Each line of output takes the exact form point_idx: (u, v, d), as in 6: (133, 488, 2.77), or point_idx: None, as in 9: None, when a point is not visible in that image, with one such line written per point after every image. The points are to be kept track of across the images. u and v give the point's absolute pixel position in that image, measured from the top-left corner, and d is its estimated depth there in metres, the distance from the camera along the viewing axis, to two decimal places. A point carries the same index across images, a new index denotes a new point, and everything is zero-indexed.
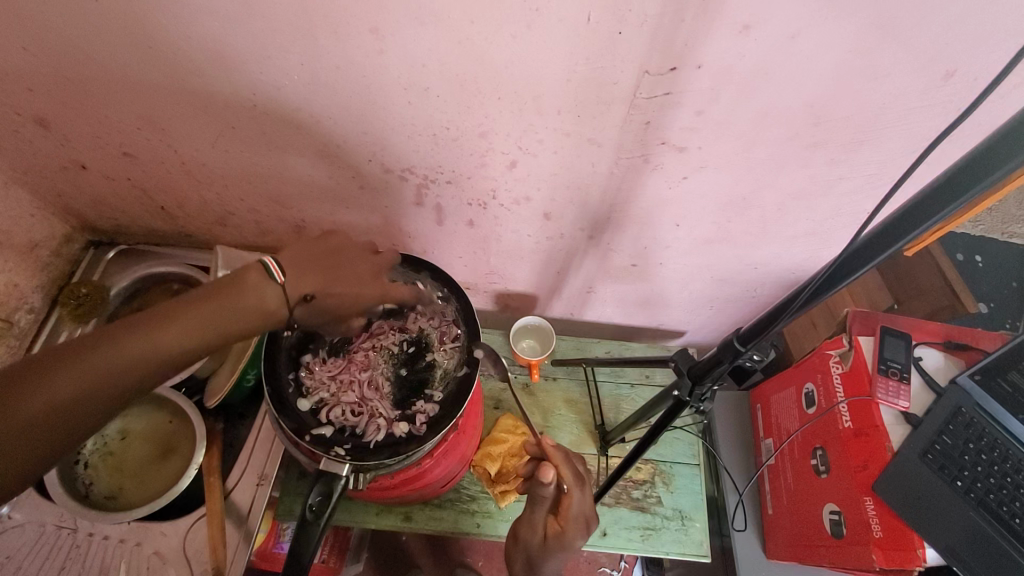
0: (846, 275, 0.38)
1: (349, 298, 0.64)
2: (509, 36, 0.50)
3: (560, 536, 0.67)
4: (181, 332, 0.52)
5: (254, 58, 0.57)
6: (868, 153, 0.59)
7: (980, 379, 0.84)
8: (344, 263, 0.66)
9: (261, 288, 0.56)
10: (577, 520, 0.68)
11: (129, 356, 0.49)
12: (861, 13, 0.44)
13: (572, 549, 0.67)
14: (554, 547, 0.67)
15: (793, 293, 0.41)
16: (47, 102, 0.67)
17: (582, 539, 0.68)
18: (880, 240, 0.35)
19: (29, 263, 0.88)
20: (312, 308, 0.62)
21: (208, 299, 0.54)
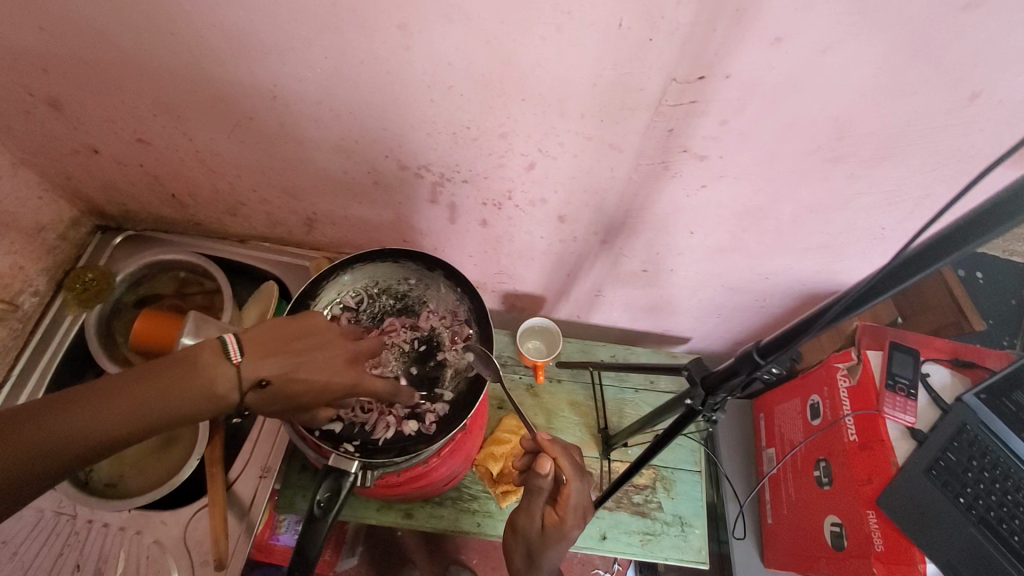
0: (879, 293, 0.38)
1: (310, 386, 0.55)
2: (537, 38, 0.50)
3: (560, 527, 0.68)
4: (117, 412, 0.48)
5: (278, 49, 0.56)
6: (888, 169, 0.59)
7: (986, 398, 0.85)
8: (315, 348, 0.57)
9: (212, 371, 0.51)
10: (576, 511, 0.68)
11: (63, 435, 0.47)
12: (895, 31, 0.44)
13: (571, 539, 0.68)
14: (553, 538, 0.68)
15: (826, 305, 0.41)
16: (63, 84, 0.67)
17: (580, 529, 0.69)
18: (925, 257, 0.34)
19: (35, 246, 0.87)
20: (266, 396, 0.53)
21: (151, 377, 0.50)
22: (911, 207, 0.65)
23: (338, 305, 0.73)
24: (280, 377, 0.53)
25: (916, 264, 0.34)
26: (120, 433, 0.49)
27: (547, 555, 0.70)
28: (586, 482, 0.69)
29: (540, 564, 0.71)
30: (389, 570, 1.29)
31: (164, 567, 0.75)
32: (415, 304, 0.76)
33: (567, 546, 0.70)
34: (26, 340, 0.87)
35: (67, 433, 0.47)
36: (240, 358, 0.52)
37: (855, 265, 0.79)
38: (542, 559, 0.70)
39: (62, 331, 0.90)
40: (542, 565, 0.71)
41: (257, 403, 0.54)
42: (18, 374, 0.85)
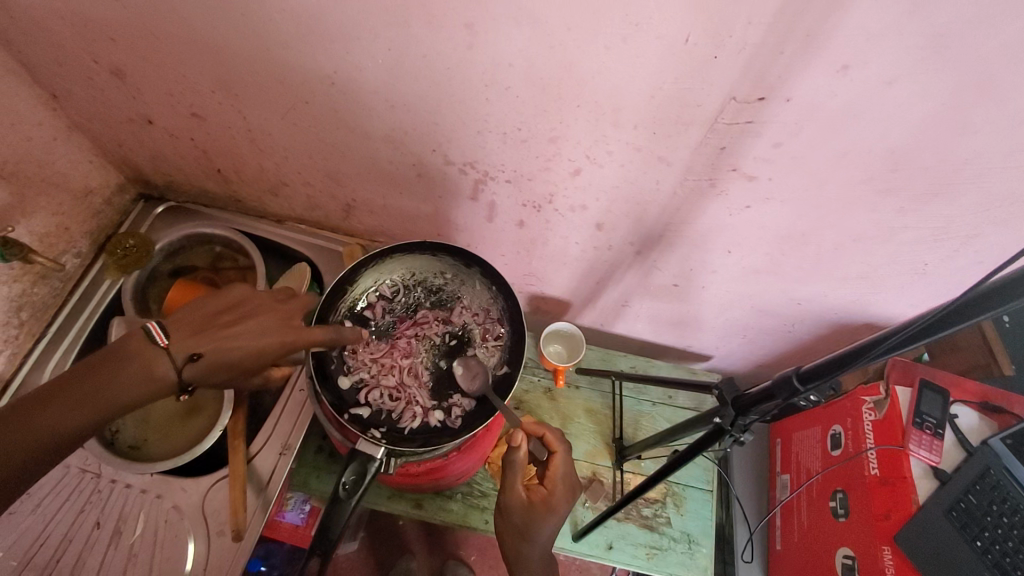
0: (946, 327, 0.38)
1: (240, 348, 0.60)
2: (602, 47, 0.50)
3: (546, 500, 0.66)
4: (64, 408, 0.55)
5: (343, 37, 0.57)
6: (939, 206, 0.59)
7: (1011, 443, 0.84)
8: (239, 318, 0.62)
9: (148, 361, 0.57)
10: (562, 486, 0.67)
11: (22, 435, 0.53)
12: (966, 69, 0.44)
13: (558, 512, 0.66)
14: (541, 511, 0.66)
15: (883, 335, 0.42)
16: (128, 55, 0.68)
17: (566, 504, 0.67)
18: (1001, 293, 0.35)
19: (81, 208, 0.89)
20: (200, 368, 0.58)
21: (87, 374, 0.56)
22: (957, 246, 0.65)
23: (374, 293, 0.75)
24: (206, 348, 0.59)
25: (992, 299, 0.35)
26: (73, 426, 0.55)
27: (538, 532, 0.66)
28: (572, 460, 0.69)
29: (533, 545, 0.67)
30: (388, 559, 1.29)
31: (181, 532, 0.77)
32: (449, 298, 0.77)
33: (556, 523, 0.67)
34: (64, 300, 0.89)
35: (21, 434, 0.53)
36: (167, 341, 0.58)
37: (890, 299, 0.78)
38: (535, 537, 0.66)
39: (100, 294, 0.91)
40: (533, 548, 0.67)
41: (196, 376, 0.59)
42: (55, 332, 0.87)
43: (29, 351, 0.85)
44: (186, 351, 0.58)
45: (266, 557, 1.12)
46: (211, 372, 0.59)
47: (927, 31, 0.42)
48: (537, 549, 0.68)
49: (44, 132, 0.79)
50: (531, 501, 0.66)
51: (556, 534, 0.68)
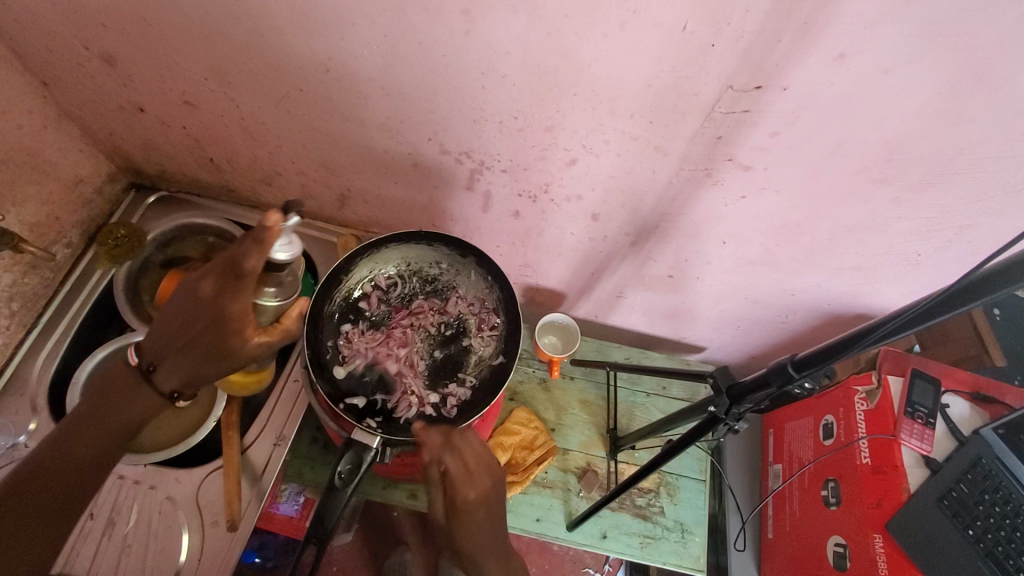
0: (949, 309, 0.38)
1: (195, 347, 0.58)
2: (599, 34, 0.50)
3: (457, 504, 0.60)
4: (84, 433, 0.61)
5: (337, 23, 0.57)
6: (933, 196, 0.59)
7: (1004, 433, 0.85)
8: (185, 319, 0.58)
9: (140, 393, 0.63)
10: (467, 475, 0.61)
11: (62, 461, 0.60)
12: (964, 56, 0.44)
13: (473, 507, 0.60)
14: (459, 518, 0.60)
15: (877, 321, 0.42)
16: (118, 40, 0.67)
17: (480, 491, 0.60)
18: (989, 282, 0.35)
19: (73, 197, 0.88)
20: (181, 375, 0.62)
21: (88, 420, 0.62)
22: (950, 236, 0.65)
23: (369, 283, 0.76)
24: (173, 357, 0.61)
25: (985, 287, 0.35)
26: (97, 442, 0.62)
27: (463, 536, 0.60)
28: (472, 437, 0.64)
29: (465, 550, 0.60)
30: (383, 550, 1.30)
31: (175, 523, 0.76)
32: (444, 288, 0.78)
33: (485, 518, 0.61)
34: (55, 291, 0.88)
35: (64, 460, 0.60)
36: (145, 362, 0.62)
37: (883, 290, 0.79)
38: (464, 544, 0.60)
39: (91, 285, 0.89)
40: (475, 554, 0.60)
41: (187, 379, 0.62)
42: (45, 324, 0.86)
43: (21, 341, 0.84)
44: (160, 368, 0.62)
45: (260, 548, 1.11)
46: (192, 375, 0.61)
47: (925, 19, 0.42)
48: (478, 552, 0.60)
49: (34, 120, 0.78)
50: (447, 511, 0.61)
51: (491, 526, 0.61)
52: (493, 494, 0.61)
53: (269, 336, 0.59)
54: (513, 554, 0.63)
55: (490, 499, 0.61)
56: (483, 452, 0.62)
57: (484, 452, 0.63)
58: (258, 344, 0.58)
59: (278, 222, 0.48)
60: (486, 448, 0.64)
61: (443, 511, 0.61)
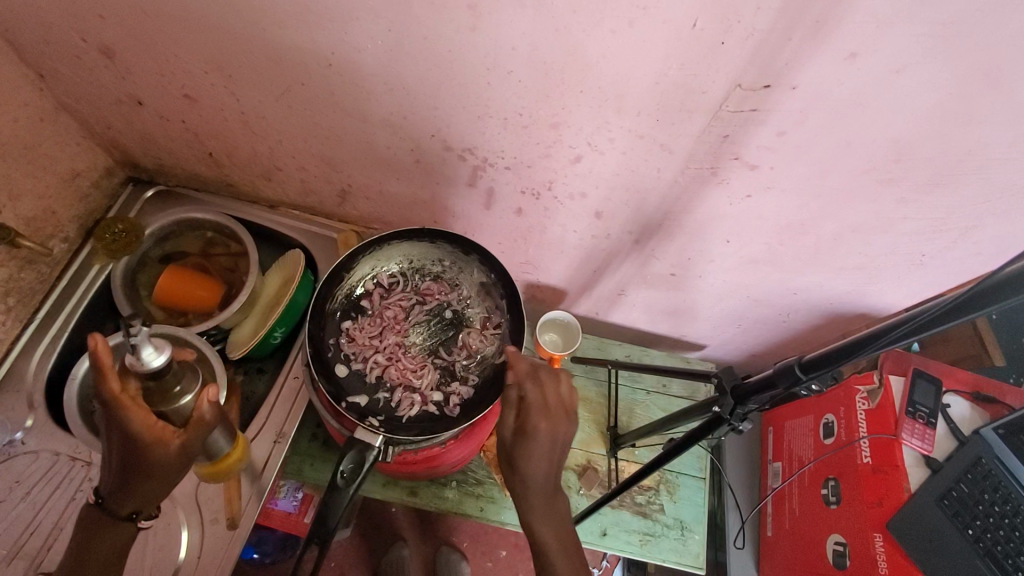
0: (956, 317, 0.38)
1: (128, 474, 0.57)
2: (607, 31, 0.49)
3: (526, 425, 0.58)
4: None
5: (341, 17, 0.56)
6: (940, 197, 0.59)
7: (1004, 433, 0.86)
8: (109, 467, 0.57)
9: (108, 526, 0.60)
10: (543, 408, 0.59)
11: None
12: (972, 59, 0.44)
13: (541, 436, 0.57)
14: (522, 440, 0.58)
15: (887, 324, 0.42)
16: (117, 32, 0.66)
17: (551, 427, 0.58)
18: (1003, 289, 0.35)
19: (69, 192, 0.87)
20: (134, 505, 0.60)
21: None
22: (956, 237, 0.65)
23: (371, 280, 0.76)
24: (119, 500, 0.59)
25: (997, 294, 0.36)
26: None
27: (519, 459, 0.57)
28: (565, 380, 0.62)
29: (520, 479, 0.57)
30: (380, 545, 1.29)
31: (173, 521, 0.75)
32: (447, 286, 0.78)
33: (548, 453, 0.58)
34: (52, 286, 0.87)
35: None
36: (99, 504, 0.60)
37: (886, 289, 0.79)
38: (518, 466, 0.57)
39: (88, 281, 0.89)
40: (527, 483, 0.57)
41: (144, 505, 0.61)
42: (43, 319, 0.85)
43: (17, 337, 0.82)
44: (109, 500, 0.59)
45: (257, 544, 1.11)
46: (146, 496, 0.59)
47: (936, 19, 0.42)
48: (532, 481, 0.57)
49: (30, 113, 0.77)
50: (513, 435, 0.59)
51: (549, 462, 0.57)
52: (563, 434, 0.58)
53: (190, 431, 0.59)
54: (562, 499, 0.59)
55: (558, 440, 0.58)
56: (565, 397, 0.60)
57: (570, 399, 0.61)
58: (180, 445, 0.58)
59: (104, 340, 0.50)
60: (572, 393, 0.61)
61: (509, 434, 0.59)
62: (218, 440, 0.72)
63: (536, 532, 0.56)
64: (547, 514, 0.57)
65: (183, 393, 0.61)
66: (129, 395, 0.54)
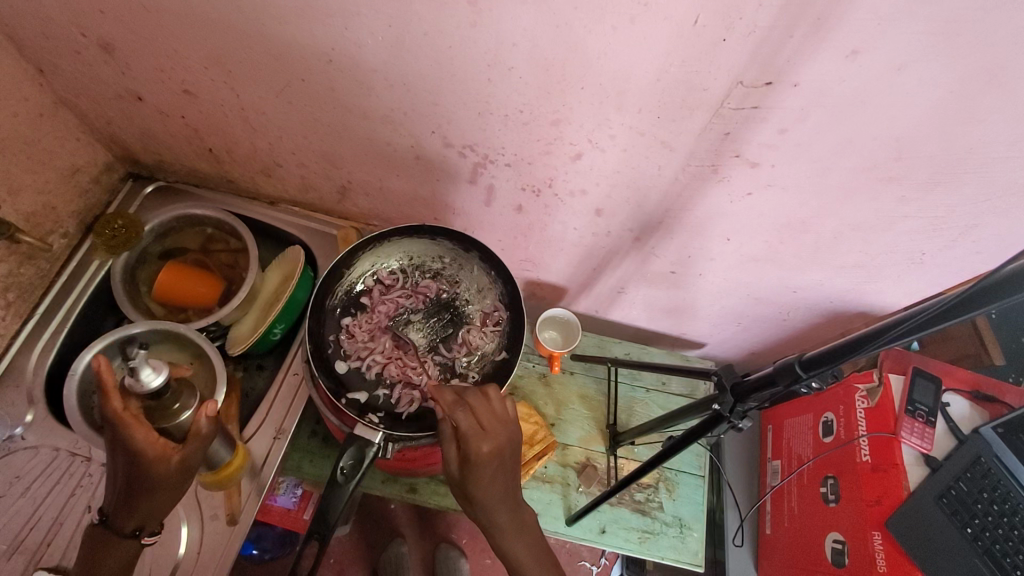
0: (954, 317, 0.38)
1: (132, 490, 0.59)
2: (609, 27, 0.49)
3: (471, 454, 0.58)
4: None
5: (341, 13, 0.56)
6: (941, 195, 0.59)
7: (1003, 432, 0.86)
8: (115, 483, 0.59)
9: (112, 542, 0.61)
10: (481, 428, 0.59)
11: None
12: (975, 56, 0.44)
13: (485, 462, 0.58)
14: (469, 468, 0.58)
15: (887, 322, 0.42)
16: (116, 27, 0.66)
17: (494, 445, 0.59)
18: (1001, 288, 0.36)
19: (69, 187, 0.87)
20: (139, 520, 0.61)
21: None
22: (956, 236, 0.65)
23: (371, 277, 0.76)
24: (124, 516, 0.60)
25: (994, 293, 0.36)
26: None
27: (474, 489, 0.58)
28: (492, 395, 0.63)
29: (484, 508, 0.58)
30: (379, 542, 1.30)
31: (172, 517, 0.75)
32: (447, 282, 0.78)
33: (497, 472, 0.59)
34: (51, 282, 0.87)
35: None
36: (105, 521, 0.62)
37: (886, 288, 0.79)
38: (475, 497, 0.58)
39: (88, 277, 0.88)
40: (489, 509, 0.58)
41: (149, 520, 0.62)
42: (43, 314, 0.85)
43: (16, 333, 0.82)
44: (114, 516, 0.60)
45: (257, 540, 1.11)
46: (150, 512, 0.61)
47: (938, 16, 0.41)
48: (492, 504, 0.58)
49: (30, 108, 0.77)
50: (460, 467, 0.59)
51: (502, 480, 0.59)
52: (507, 447, 0.60)
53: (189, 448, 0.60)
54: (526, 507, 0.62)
55: (506, 453, 0.60)
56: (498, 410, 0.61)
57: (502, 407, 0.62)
58: (179, 462, 0.59)
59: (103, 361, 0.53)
60: (504, 405, 0.62)
61: (457, 467, 0.59)
62: (219, 449, 0.73)
63: (509, 551, 0.58)
64: (516, 529, 0.59)
65: (183, 409, 0.61)
66: (132, 413, 0.57)
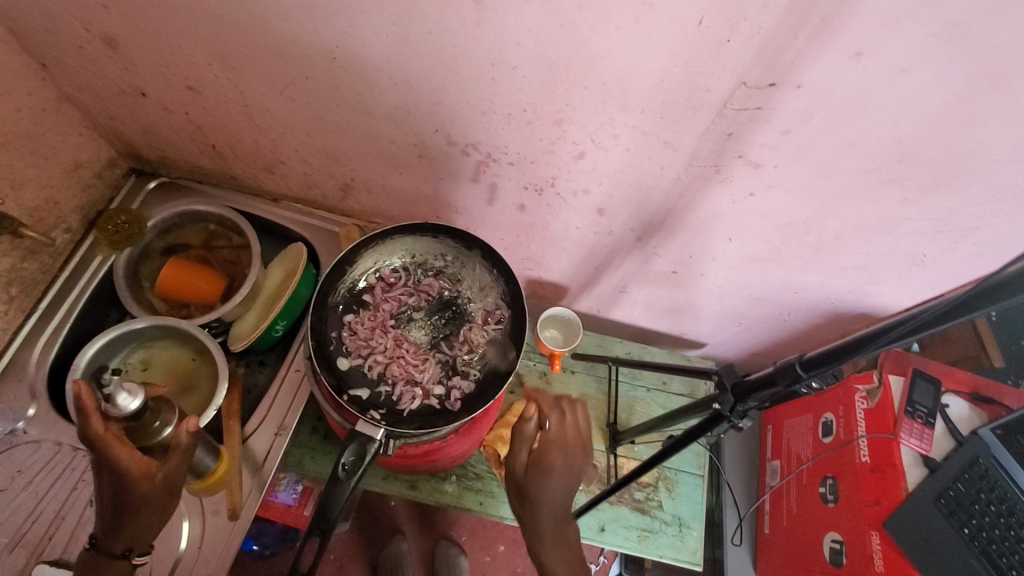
0: (950, 320, 0.39)
1: (121, 508, 0.60)
2: (613, 27, 0.49)
3: (543, 457, 0.65)
4: None
5: (347, 10, 0.56)
6: (943, 197, 0.59)
7: (1001, 434, 0.87)
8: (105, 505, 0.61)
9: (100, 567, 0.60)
10: (562, 442, 0.67)
11: None
12: (979, 58, 0.44)
13: (556, 469, 0.64)
14: (538, 472, 0.64)
15: (888, 324, 0.42)
16: (121, 22, 0.66)
17: (567, 462, 0.65)
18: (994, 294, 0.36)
19: (72, 182, 0.87)
20: (130, 539, 0.61)
21: None
22: (957, 238, 0.65)
23: (373, 274, 0.77)
24: (116, 536, 0.61)
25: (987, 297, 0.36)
26: None
27: (536, 488, 0.64)
28: (580, 413, 0.70)
29: (535, 507, 0.64)
30: (379, 539, 1.30)
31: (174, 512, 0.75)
32: (450, 280, 0.78)
33: (560, 484, 0.64)
34: (54, 277, 0.87)
35: None
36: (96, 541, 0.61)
37: (887, 289, 0.79)
38: (534, 494, 0.64)
39: (91, 272, 0.89)
40: (540, 510, 0.63)
41: (140, 539, 0.62)
42: (45, 309, 0.85)
43: (19, 327, 0.83)
44: (103, 536, 0.61)
45: (257, 535, 1.11)
46: (142, 528, 0.61)
47: (941, 18, 0.42)
48: (541, 509, 0.63)
49: (33, 103, 0.77)
50: (527, 466, 0.66)
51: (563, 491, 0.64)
52: (578, 468, 0.66)
53: (172, 462, 0.61)
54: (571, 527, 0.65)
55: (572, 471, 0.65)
56: (580, 430, 0.68)
57: (585, 431, 0.69)
58: (163, 478, 0.60)
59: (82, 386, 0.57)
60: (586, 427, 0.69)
61: (524, 464, 0.66)
62: (203, 456, 0.72)
63: (546, 561, 0.61)
64: (554, 543, 0.62)
65: (164, 426, 0.64)
66: (115, 434, 0.59)
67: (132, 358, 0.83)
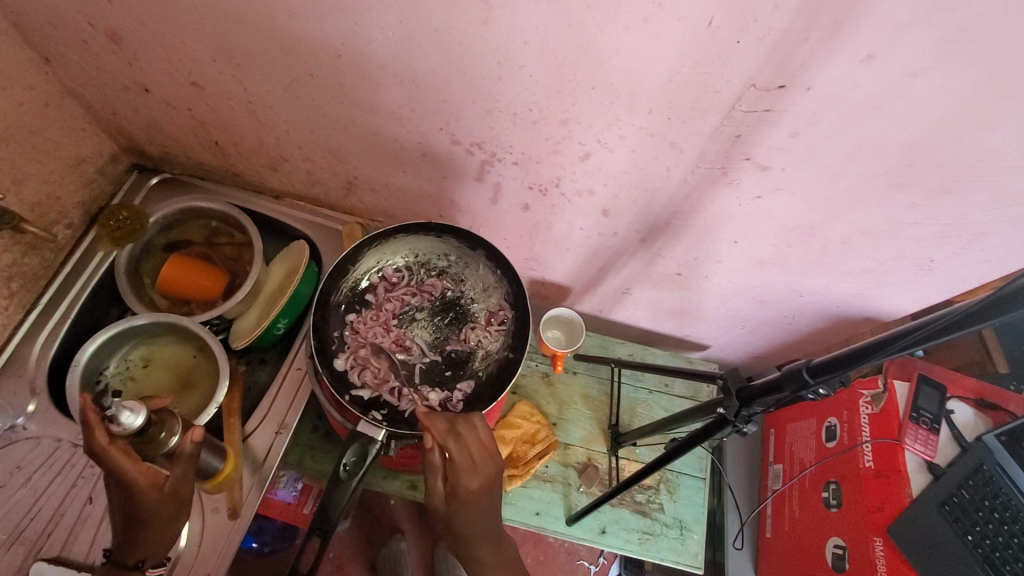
0: (961, 328, 0.38)
1: (132, 521, 0.60)
2: (622, 27, 0.49)
3: (456, 490, 0.60)
4: None
5: (353, 7, 0.55)
6: (951, 203, 0.59)
7: (1006, 441, 0.86)
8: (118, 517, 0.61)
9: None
10: (471, 463, 0.61)
11: None
12: (993, 63, 0.43)
13: (470, 496, 0.60)
14: (456, 505, 0.60)
15: (899, 331, 0.42)
16: (125, 17, 0.66)
17: (481, 481, 0.61)
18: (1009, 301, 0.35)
19: (74, 177, 0.87)
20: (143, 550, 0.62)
21: None
22: (964, 243, 0.65)
23: (376, 273, 0.76)
24: (130, 548, 0.62)
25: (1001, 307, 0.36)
26: None
27: (459, 523, 0.60)
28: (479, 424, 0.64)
29: (468, 543, 0.60)
30: (378, 537, 1.30)
31: None
32: (453, 281, 0.78)
33: (484, 507, 0.61)
34: (55, 272, 0.86)
35: None
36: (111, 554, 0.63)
37: (893, 294, 0.78)
38: (459, 528, 0.60)
39: (93, 268, 0.88)
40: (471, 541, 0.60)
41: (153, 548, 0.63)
42: (46, 304, 0.85)
43: (19, 322, 0.82)
44: (119, 552, 0.62)
45: (257, 533, 1.11)
46: (154, 539, 0.62)
47: (954, 23, 0.41)
48: (474, 541, 0.60)
49: (36, 97, 0.77)
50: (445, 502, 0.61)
51: (489, 516, 0.61)
52: (494, 481, 0.62)
53: (181, 470, 0.59)
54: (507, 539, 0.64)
55: (490, 489, 0.61)
56: (486, 442, 0.62)
57: (490, 439, 0.63)
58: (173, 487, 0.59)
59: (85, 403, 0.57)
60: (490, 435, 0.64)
61: (441, 501, 0.61)
62: (210, 459, 0.71)
63: None
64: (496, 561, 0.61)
65: (170, 436, 0.63)
66: (121, 447, 0.58)
67: (133, 355, 0.83)
